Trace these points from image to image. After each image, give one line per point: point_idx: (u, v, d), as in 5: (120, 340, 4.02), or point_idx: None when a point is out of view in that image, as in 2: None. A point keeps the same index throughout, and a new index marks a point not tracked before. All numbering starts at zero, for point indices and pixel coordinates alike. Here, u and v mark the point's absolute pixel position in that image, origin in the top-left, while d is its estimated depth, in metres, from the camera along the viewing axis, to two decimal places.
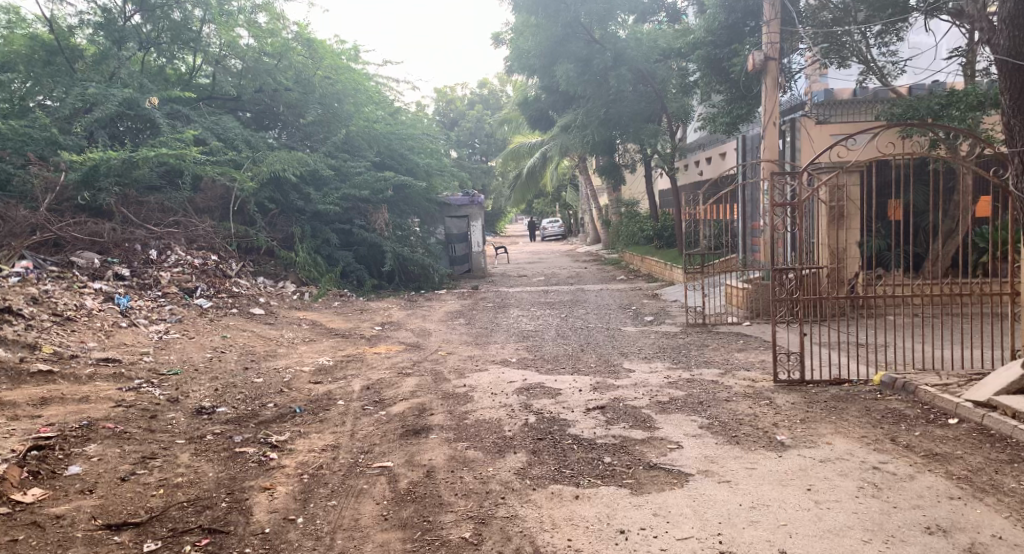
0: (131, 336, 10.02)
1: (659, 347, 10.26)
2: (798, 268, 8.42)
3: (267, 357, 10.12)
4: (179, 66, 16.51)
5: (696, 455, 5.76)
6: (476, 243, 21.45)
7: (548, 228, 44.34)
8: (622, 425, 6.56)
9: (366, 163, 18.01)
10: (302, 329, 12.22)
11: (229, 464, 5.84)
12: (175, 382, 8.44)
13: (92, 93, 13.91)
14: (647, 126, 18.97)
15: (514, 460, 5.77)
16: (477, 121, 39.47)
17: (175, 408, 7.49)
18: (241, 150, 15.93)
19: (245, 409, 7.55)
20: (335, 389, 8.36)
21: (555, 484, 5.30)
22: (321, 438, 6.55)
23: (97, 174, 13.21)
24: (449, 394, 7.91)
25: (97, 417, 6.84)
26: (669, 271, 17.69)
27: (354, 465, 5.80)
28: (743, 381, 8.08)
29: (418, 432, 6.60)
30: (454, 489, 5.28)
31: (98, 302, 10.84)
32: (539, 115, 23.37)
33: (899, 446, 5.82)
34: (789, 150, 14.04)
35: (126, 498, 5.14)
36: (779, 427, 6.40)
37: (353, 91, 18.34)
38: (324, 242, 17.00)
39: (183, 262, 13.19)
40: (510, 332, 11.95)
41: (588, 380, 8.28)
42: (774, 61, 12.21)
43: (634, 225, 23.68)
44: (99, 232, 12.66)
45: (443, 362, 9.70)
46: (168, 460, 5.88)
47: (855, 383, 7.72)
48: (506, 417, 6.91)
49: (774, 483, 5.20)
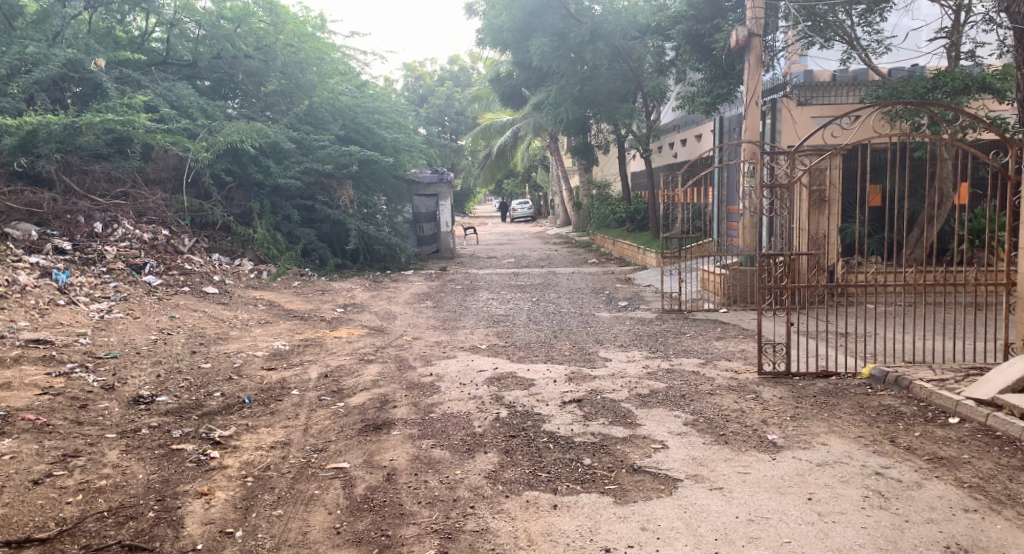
0: (68, 314, 9.27)
1: (635, 334, 9.77)
2: (784, 253, 7.83)
3: (218, 340, 9.41)
4: (130, 28, 15.55)
5: (683, 457, 5.25)
6: (445, 223, 20.72)
7: (518, 208, 43.74)
8: (601, 421, 6.03)
9: (330, 136, 17.22)
10: (258, 310, 11.52)
11: (162, 465, 5.20)
12: (113, 367, 7.75)
13: (31, 53, 13.01)
14: (621, 106, 18.25)
15: (485, 462, 5.21)
16: (447, 97, 38.71)
17: (110, 396, 6.81)
18: (196, 118, 15.06)
19: (189, 398, 6.88)
20: (291, 377, 7.74)
21: (531, 491, 4.75)
22: (271, 433, 5.93)
23: (36, 140, 12.32)
24: (414, 384, 7.31)
25: (18, 407, 6.17)
26: (642, 255, 17.25)
27: (306, 466, 5.19)
28: (725, 373, 7.58)
29: (378, 427, 6.00)
30: (417, 495, 4.72)
31: (34, 277, 10.02)
32: (511, 92, 22.70)
33: (900, 448, 5.33)
34: (768, 132, 13.37)
35: (36, 506, 4.50)
36: (769, 425, 5.90)
37: (317, 60, 17.47)
38: (284, 218, 16.20)
39: (131, 236, 12.41)
40: (480, 316, 11.38)
41: (562, 370, 7.74)
42: (758, 37, 11.69)
43: (606, 207, 23.15)
44: (38, 202, 11.90)
45: (408, 348, 9.08)
46: (93, 459, 5.23)
47: (843, 376, 7.21)
48: (476, 410, 6.34)
49: (771, 491, 4.71)
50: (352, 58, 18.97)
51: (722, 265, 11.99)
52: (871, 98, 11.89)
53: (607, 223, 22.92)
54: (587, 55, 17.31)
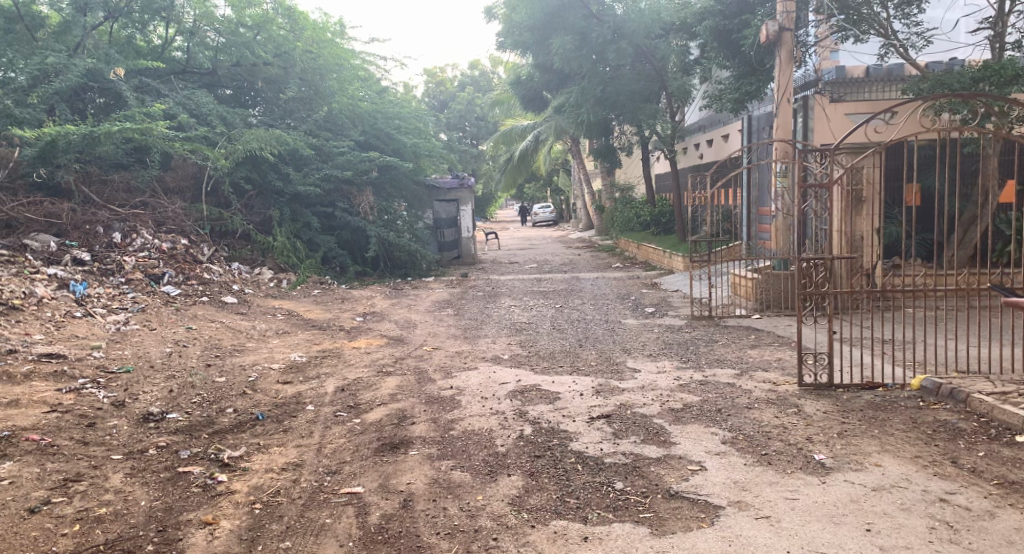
0: (84, 327, 9.06)
1: (664, 343, 9.34)
2: (824, 257, 7.31)
3: (234, 352, 9.14)
4: (150, 37, 15.44)
5: (724, 480, 4.84)
6: (466, 228, 20.36)
7: (539, 213, 43.41)
8: (632, 439, 5.63)
9: (350, 142, 16.98)
10: (276, 320, 11.25)
11: (166, 490, 4.90)
12: (125, 382, 7.48)
13: (51, 62, 12.92)
14: (645, 107, 17.79)
15: (509, 486, 4.86)
16: (469, 102, 38.53)
17: (119, 414, 6.54)
18: (216, 126, 14.91)
19: (200, 415, 6.59)
20: (306, 391, 7.42)
21: (559, 520, 4.41)
22: (284, 453, 5.62)
23: (55, 150, 12.20)
24: (434, 398, 6.96)
25: (23, 426, 5.91)
26: (669, 259, 16.81)
27: (319, 491, 4.87)
28: (763, 385, 7.15)
29: (396, 447, 5.67)
30: (435, 525, 4.40)
31: (51, 288, 9.83)
32: (532, 95, 22.33)
33: (964, 471, 4.88)
34: (800, 131, 12.94)
35: (29, 539, 4.25)
36: (814, 443, 5.48)
37: (336, 67, 17.22)
38: (304, 226, 15.98)
39: (150, 246, 12.22)
40: (502, 325, 11.02)
41: (589, 382, 7.35)
42: (790, 31, 11.22)
43: (630, 210, 22.73)
44: (57, 213, 11.75)
45: (428, 358, 8.75)
46: (95, 484, 4.95)
47: (890, 388, 6.75)
48: (498, 427, 5.98)
49: (824, 520, 4.31)
50: (372, 64, 18.72)
51: (753, 269, 11.52)
52: (911, 92, 11.35)
53: (632, 227, 22.48)
54: (610, 55, 16.90)
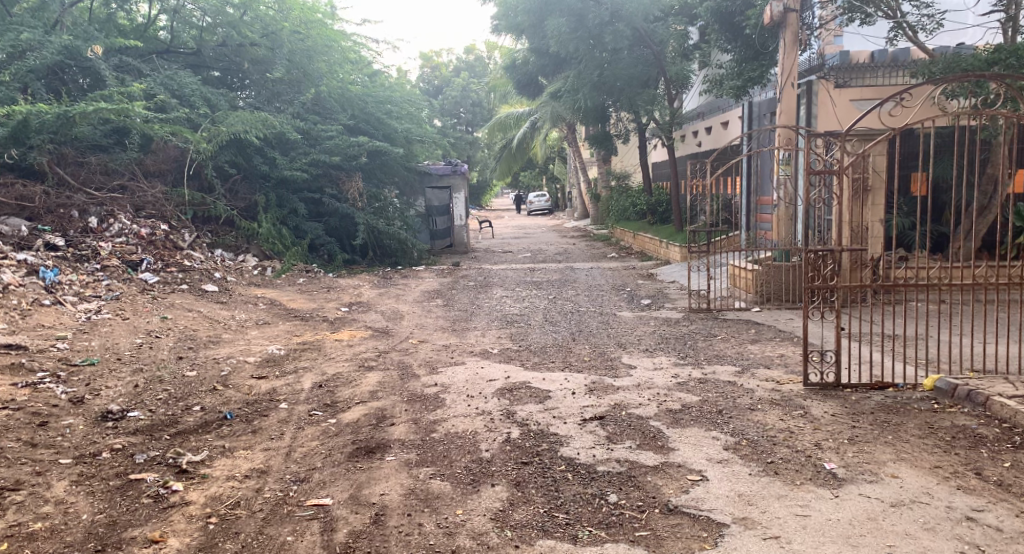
0: (51, 316, 8.58)
1: (661, 337, 8.88)
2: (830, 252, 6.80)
3: (208, 344, 8.66)
4: (133, 15, 14.87)
5: (727, 493, 4.42)
6: (459, 216, 20.00)
7: (534, 202, 42.76)
8: (627, 445, 5.18)
9: (339, 126, 16.46)
10: (257, 310, 10.76)
11: (113, 502, 4.44)
12: (87, 377, 7.00)
13: (25, 39, 12.39)
14: (642, 92, 17.28)
15: (492, 499, 4.41)
16: (463, 89, 37.99)
17: (76, 411, 6.07)
18: (199, 107, 14.36)
19: (164, 413, 6.12)
20: (281, 387, 6.97)
21: (546, 540, 3.99)
22: (249, 458, 5.16)
23: (28, 130, 11.66)
24: (416, 396, 6.52)
25: None
26: (665, 250, 16.38)
27: (282, 503, 4.42)
28: (765, 384, 6.69)
29: (371, 451, 5.21)
30: (408, 545, 3.97)
31: (19, 275, 9.31)
32: (527, 80, 21.77)
33: (990, 484, 4.48)
34: (801, 116, 12.51)
35: None
36: (824, 450, 5.04)
37: (326, 49, 16.67)
38: (291, 212, 15.43)
39: (128, 231, 11.70)
40: (493, 317, 10.54)
41: (582, 380, 6.89)
42: (795, 12, 10.66)
43: (625, 200, 22.27)
44: (29, 196, 11.22)
45: (413, 353, 8.27)
46: (35, 494, 4.49)
47: (901, 388, 6.31)
48: (483, 429, 5.53)
49: (840, 542, 3.91)
50: (363, 47, 18.18)
51: (754, 260, 11.04)
52: (921, 77, 10.87)
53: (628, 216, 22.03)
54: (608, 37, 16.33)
